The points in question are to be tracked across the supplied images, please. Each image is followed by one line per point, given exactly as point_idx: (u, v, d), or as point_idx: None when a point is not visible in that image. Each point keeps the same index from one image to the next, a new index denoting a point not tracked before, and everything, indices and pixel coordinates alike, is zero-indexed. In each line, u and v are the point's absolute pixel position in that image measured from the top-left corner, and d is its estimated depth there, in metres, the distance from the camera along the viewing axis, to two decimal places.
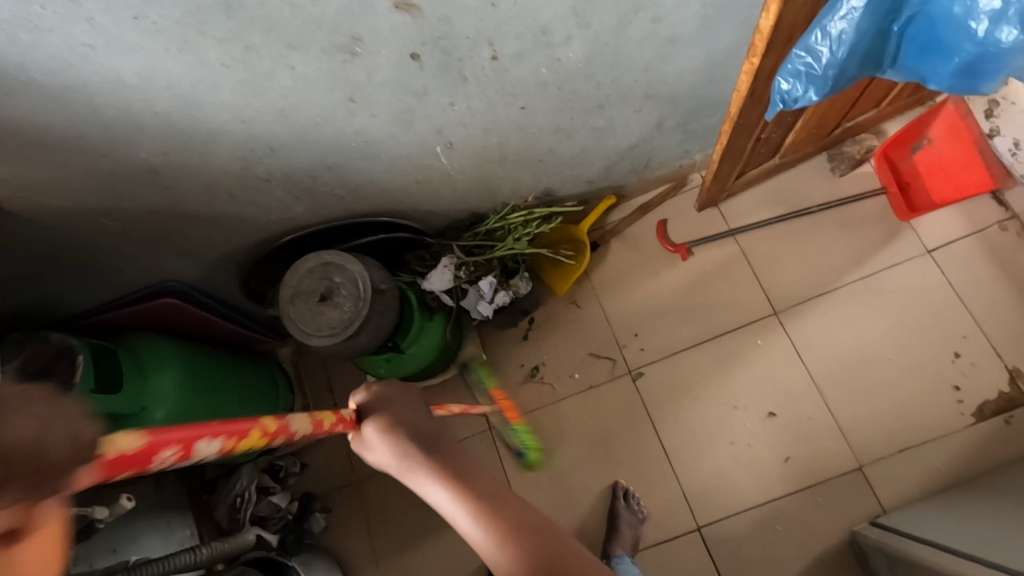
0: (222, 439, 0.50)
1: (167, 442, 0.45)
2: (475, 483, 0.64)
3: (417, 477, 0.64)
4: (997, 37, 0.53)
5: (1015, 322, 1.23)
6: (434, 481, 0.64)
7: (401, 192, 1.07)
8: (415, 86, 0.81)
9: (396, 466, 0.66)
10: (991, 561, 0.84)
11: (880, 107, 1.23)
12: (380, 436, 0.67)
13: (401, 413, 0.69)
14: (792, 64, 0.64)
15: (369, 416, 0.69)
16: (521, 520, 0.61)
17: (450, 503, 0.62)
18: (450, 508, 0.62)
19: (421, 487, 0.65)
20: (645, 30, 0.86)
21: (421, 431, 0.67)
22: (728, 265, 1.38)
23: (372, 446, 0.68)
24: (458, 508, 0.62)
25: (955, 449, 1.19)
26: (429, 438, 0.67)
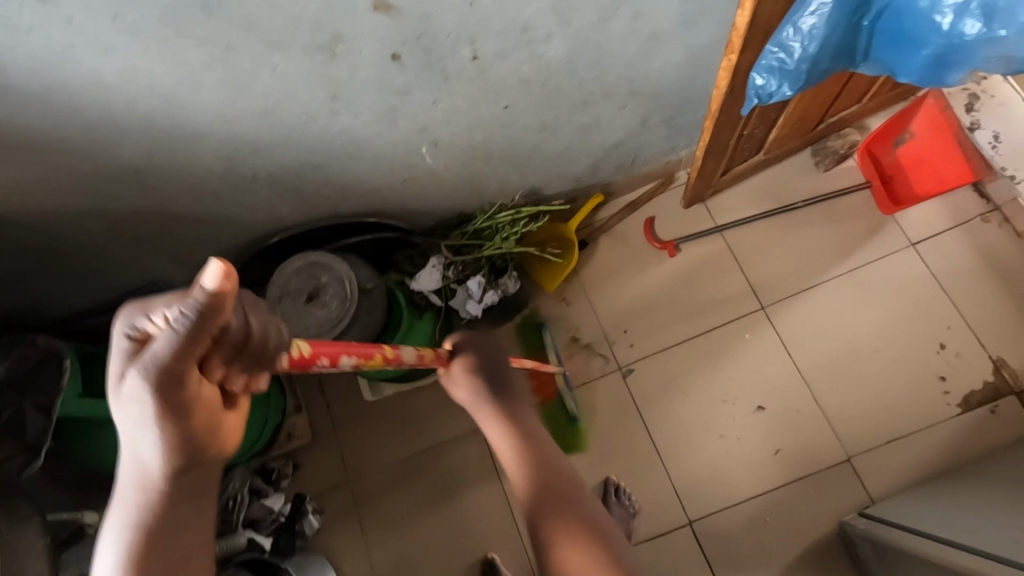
0: (356, 356, 0.61)
1: (322, 352, 0.56)
2: (530, 431, 0.75)
3: (488, 416, 0.76)
4: (961, 29, 0.55)
5: (998, 313, 1.25)
6: (500, 424, 0.75)
7: (388, 192, 1.08)
8: (398, 85, 0.81)
9: (471, 402, 0.77)
10: (978, 549, 0.85)
11: (862, 102, 1.25)
12: (463, 375, 0.77)
13: (484, 358, 0.78)
14: (766, 60, 0.66)
15: (459, 355, 0.78)
16: (565, 481, 0.72)
17: (511, 447, 0.75)
18: (508, 450, 0.75)
19: (486, 424, 0.77)
20: (625, 28, 0.87)
21: (500, 382, 0.77)
22: (716, 261, 1.39)
23: (455, 380, 0.78)
24: (515, 454, 0.74)
25: (941, 438, 1.21)
26: (504, 389, 0.77)
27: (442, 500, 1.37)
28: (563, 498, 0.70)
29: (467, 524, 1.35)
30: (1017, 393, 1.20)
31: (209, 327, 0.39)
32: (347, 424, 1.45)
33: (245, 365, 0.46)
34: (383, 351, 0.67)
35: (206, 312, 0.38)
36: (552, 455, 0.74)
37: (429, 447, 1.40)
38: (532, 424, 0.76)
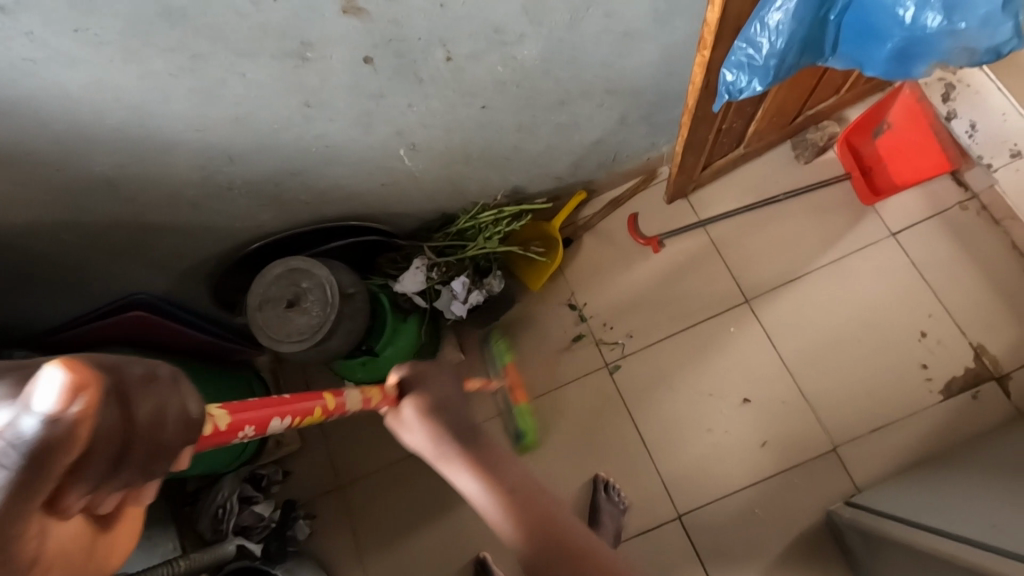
0: (287, 417, 0.62)
1: (246, 421, 0.55)
2: (513, 478, 0.60)
3: (452, 465, 0.61)
4: (923, 23, 0.56)
5: (977, 299, 1.26)
6: (469, 471, 0.61)
7: (367, 196, 1.07)
8: (372, 89, 0.81)
9: (429, 450, 0.63)
10: (961, 536, 0.86)
11: (839, 94, 1.26)
12: (416, 418, 0.65)
13: (435, 391, 0.67)
14: (736, 55, 0.67)
15: (408, 391, 0.68)
16: (565, 532, 0.56)
17: (487, 497, 0.59)
18: (486, 502, 0.59)
19: (454, 475, 0.62)
20: (599, 27, 0.87)
21: (459, 418, 0.65)
22: (700, 256, 1.39)
23: (408, 426, 0.66)
24: (495, 504, 0.59)
25: (924, 426, 1.22)
26: (466, 429, 0.64)
27: (433, 502, 1.37)
28: (566, 544, 0.56)
29: (459, 525, 1.35)
30: (998, 378, 1.22)
31: (45, 451, 0.28)
32: (336, 430, 1.44)
33: (109, 470, 0.33)
34: (323, 404, 0.68)
35: (45, 444, 0.28)
36: (541, 495, 0.60)
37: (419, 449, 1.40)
38: (512, 463, 0.62)
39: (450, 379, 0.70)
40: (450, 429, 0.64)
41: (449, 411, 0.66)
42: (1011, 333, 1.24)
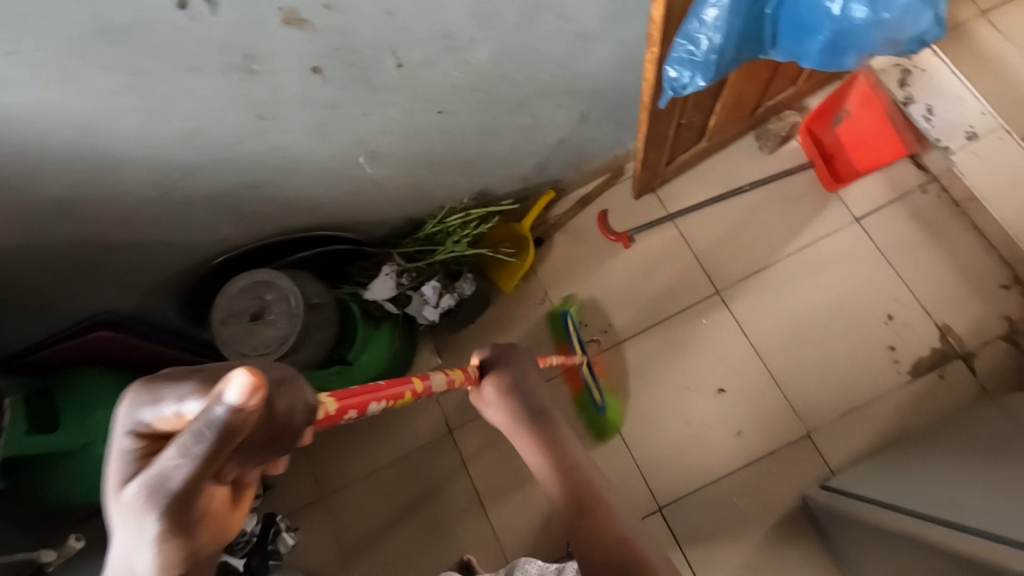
0: (383, 401, 0.65)
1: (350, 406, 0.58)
2: (572, 461, 0.71)
3: (519, 438, 0.74)
4: (850, 15, 0.57)
5: (941, 280, 1.29)
6: (534, 445, 0.73)
7: (332, 205, 1.07)
8: (325, 98, 0.81)
9: (506, 423, 0.77)
10: (928, 514, 0.88)
11: (797, 85, 1.28)
12: (497, 397, 0.77)
13: (512, 372, 0.79)
14: (677, 52, 0.67)
15: (489, 372, 0.79)
16: (608, 509, 0.65)
17: (547, 469, 0.71)
18: (545, 472, 0.71)
19: (523, 447, 0.75)
20: (550, 28, 0.88)
21: (533, 405, 0.76)
22: (670, 249, 1.41)
23: (490, 403, 0.79)
24: (552, 476, 0.70)
25: (895, 406, 1.24)
26: (538, 411, 0.75)
27: (417, 507, 1.37)
28: (601, 513, 0.65)
29: (443, 528, 1.35)
30: (963, 357, 1.24)
31: (230, 437, 0.36)
32: (317, 440, 1.44)
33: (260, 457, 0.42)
34: (412, 388, 0.71)
35: (229, 427, 0.36)
36: (592, 479, 0.69)
37: (400, 455, 1.40)
38: (574, 445, 0.73)
39: (531, 365, 0.81)
40: (522, 406, 0.76)
41: (525, 390, 0.77)
42: (974, 312, 1.26)
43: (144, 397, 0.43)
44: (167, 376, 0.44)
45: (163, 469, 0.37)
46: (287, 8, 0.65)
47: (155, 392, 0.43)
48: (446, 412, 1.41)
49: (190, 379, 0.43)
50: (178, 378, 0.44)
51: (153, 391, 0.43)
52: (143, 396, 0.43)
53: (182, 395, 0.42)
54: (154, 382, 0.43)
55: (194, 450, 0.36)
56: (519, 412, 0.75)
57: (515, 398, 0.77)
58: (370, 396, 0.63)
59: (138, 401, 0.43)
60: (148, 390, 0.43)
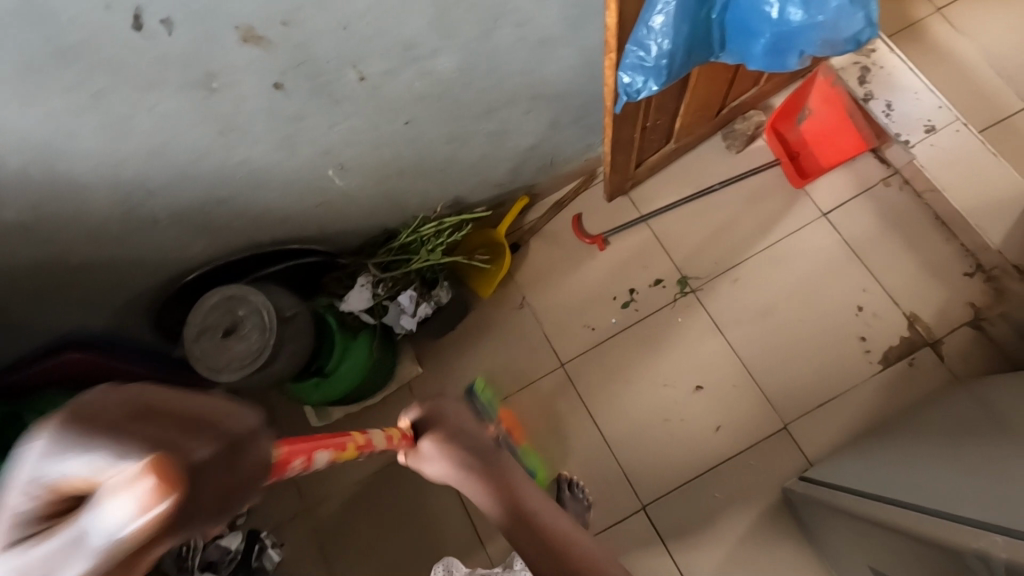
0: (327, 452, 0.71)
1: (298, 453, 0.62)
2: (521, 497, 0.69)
3: (465, 481, 0.73)
4: (788, 18, 0.60)
5: (907, 270, 1.32)
6: (479, 488, 0.71)
7: (304, 217, 1.08)
8: (289, 112, 0.82)
9: (446, 475, 0.75)
10: (899, 500, 0.90)
11: (759, 86, 1.31)
12: (432, 449, 0.76)
13: (447, 423, 0.79)
14: (630, 58, 0.68)
15: (421, 426, 0.80)
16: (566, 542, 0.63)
17: (495, 508, 0.69)
18: (496, 510, 0.69)
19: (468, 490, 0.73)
20: (511, 36, 0.89)
21: (475, 449, 0.75)
22: (644, 250, 1.43)
23: (425, 457, 0.77)
24: (502, 514, 0.68)
25: (867, 395, 1.27)
26: (481, 454, 0.75)
27: (402, 516, 1.37)
28: (557, 542, 0.62)
29: (428, 537, 1.35)
30: (931, 345, 1.27)
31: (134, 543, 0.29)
32: None
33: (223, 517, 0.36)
34: (353, 440, 0.78)
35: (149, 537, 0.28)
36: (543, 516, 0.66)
37: (384, 466, 1.40)
38: (521, 482, 0.73)
39: (462, 411, 0.82)
40: (471, 445, 0.76)
41: (467, 432, 0.78)
42: (941, 301, 1.29)
43: (51, 447, 0.29)
44: (82, 415, 0.31)
45: None
46: (244, 25, 0.66)
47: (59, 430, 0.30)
48: None
49: (111, 429, 0.31)
50: (94, 426, 0.30)
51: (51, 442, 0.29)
52: (38, 445, 0.29)
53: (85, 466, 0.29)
54: (90, 417, 0.31)
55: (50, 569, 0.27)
56: (460, 457, 0.74)
57: (455, 444, 0.76)
58: (316, 446, 0.69)
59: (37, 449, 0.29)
60: (72, 435, 0.30)
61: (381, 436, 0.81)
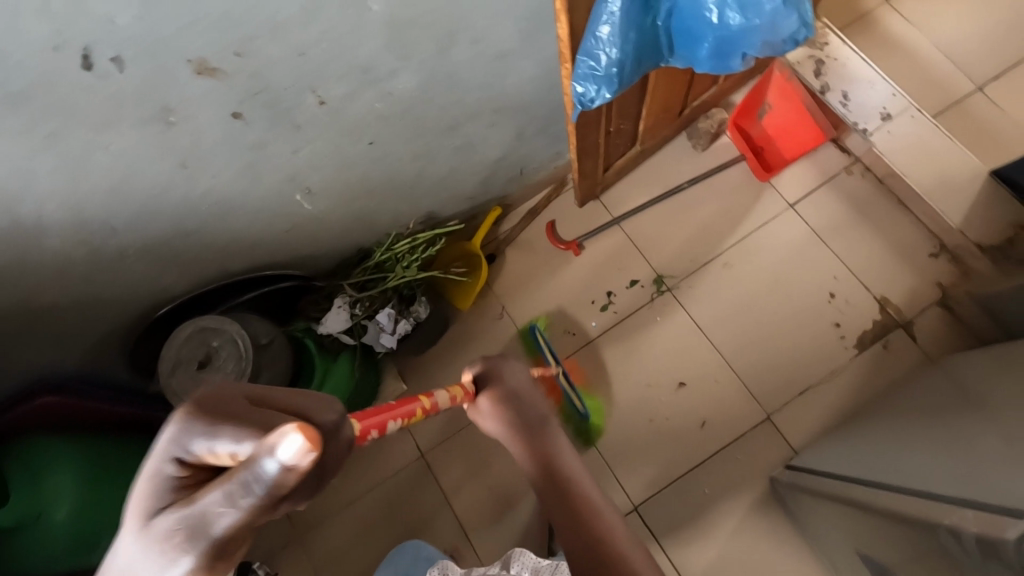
0: (399, 419, 0.74)
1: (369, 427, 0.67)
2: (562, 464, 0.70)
3: (511, 435, 0.75)
4: (727, 22, 0.62)
5: (874, 255, 1.35)
6: (519, 443, 0.74)
7: (274, 243, 1.07)
8: (250, 141, 0.82)
9: (498, 429, 0.77)
10: (881, 483, 0.91)
11: (719, 84, 1.33)
12: (490, 407, 0.78)
13: (503, 382, 0.80)
14: (582, 69, 0.69)
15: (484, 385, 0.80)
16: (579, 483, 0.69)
17: (525, 457, 0.72)
18: (526, 461, 0.72)
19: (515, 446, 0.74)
20: (468, 52, 0.90)
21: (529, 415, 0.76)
22: (619, 252, 1.44)
23: (485, 414, 0.79)
24: (532, 464, 0.71)
25: (846, 380, 1.29)
26: (529, 420, 0.75)
27: (396, 536, 1.36)
28: (575, 493, 0.67)
29: None
30: (903, 326, 1.30)
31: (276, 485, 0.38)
32: None
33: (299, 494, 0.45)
34: (421, 405, 0.78)
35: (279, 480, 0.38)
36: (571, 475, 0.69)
37: (374, 486, 1.39)
38: (563, 450, 0.72)
39: (522, 371, 0.82)
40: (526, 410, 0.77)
41: (524, 401, 0.78)
42: (909, 282, 1.32)
43: (199, 429, 0.45)
44: (217, 407, 0.47)
45: (209, 513, 0.40)
46: (196, 58, 0.66)
47: (211, 422, 0.45)
48: (416, 437, 1.41)
49: (254, 413, 0.47)
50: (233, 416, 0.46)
51: (210, 426, 0.45)
52: (196, 432, 0.45)
53: (237, 434, 0.44)
54: (212, 410, 0.47)
55: (244, 501, 0.39)
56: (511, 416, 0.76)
57: (508, 405, 0.78)
58: (387, 415, 0.72)
59: (185, 433, 0.45)
60: (197, 426, 0.45)
61: (445, 394, 0.81)
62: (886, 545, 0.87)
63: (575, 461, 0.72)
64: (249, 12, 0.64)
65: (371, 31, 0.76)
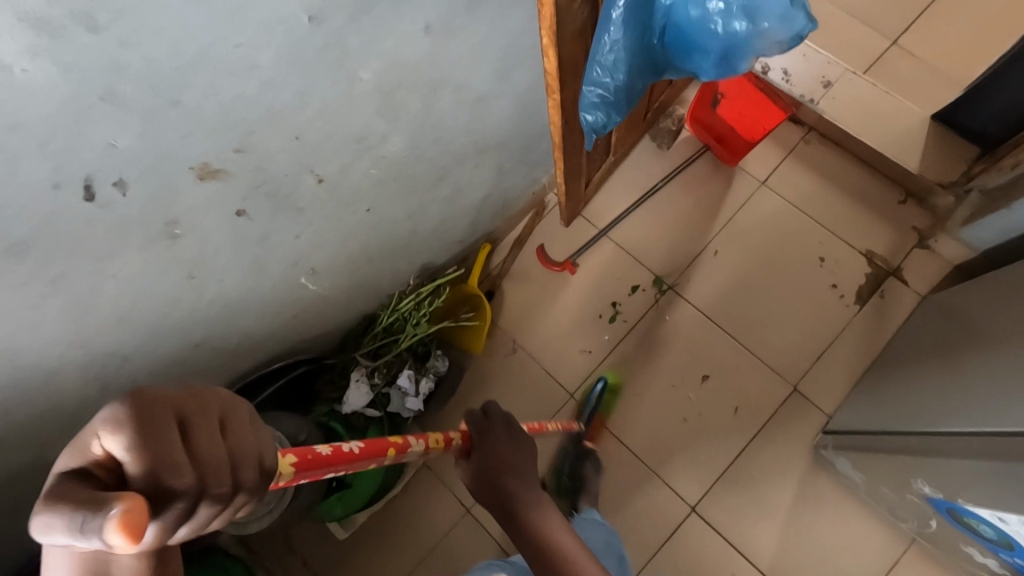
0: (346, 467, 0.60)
1: (302, 476, 0.53)
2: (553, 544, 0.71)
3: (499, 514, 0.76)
4: (733, 30, 0.63)
5: (849, 213, 1.42)
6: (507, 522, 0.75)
7: (281, 331, 1.02)
8: (254, 234, 0.78)
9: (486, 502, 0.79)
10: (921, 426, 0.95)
11: (674, 84, 1.37)
12: (477, 480, 0.81)
13: (494, 454, 0.81)
14: (589, 98, 0.70)
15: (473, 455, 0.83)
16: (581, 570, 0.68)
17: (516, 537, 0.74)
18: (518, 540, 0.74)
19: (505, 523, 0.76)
20: (452, 101, 0.90)
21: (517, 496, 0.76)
22: (613, 263, 1.45)
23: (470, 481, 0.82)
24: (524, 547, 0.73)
25: (856, 336, 1.34)
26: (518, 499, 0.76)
27: None
28: None
29: None
30: (894, 274, 1.36)
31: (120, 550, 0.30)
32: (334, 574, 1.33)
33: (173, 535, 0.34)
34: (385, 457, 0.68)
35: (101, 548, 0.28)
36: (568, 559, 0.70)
37: (425, 556, 1.32)
38: (561, 530, 0.73)
39: (512, 442, 0.84)
40: (515, 482, 0.78)
41: (518, 469, 0.80)
42: (888, 232, 1.39)
43: (110, 425, 0.32)
44: (148, 403, 0.33)
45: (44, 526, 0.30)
46: (200, 164, 0.62)
47: (120, 420, 0.32)
48: (456, 494, 1.36)
49: (174, 428, 0.33)
50: (148, 426, 0.32)
51: (116, 431, 0.32)
52: (107, 431, 0.32)
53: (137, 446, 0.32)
54: (142, 405, 0.33)
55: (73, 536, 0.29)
56: (496, 495, 0.78)
57: (497, 478, 0.79)
58: (337, 462, 0.59)
59: (100, 422, 0.32)
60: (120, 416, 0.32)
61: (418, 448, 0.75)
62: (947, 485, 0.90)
63: (573, 538, 0.73)
64: (246, 105, 0.61)
65: (363, 100, 0.75)
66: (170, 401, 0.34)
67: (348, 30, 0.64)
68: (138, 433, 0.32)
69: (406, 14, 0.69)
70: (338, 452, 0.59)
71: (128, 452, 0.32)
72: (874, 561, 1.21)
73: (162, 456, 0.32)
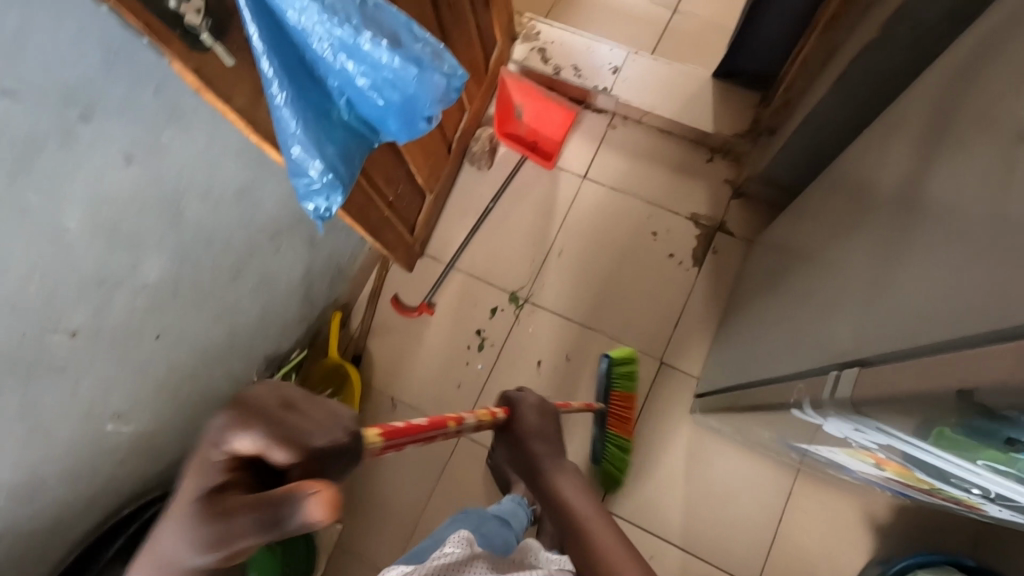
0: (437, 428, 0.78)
1: (418, 425, 0.73)
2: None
3: None
4: (390, 97, 0.66)
5: (668, 181, 1.49)
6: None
7: (108, 481, 0.98)
8: (11, 412, 0.73)
9: None
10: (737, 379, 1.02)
11: (468, 108, 1.41)
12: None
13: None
14: (302, 189, 0.69)
15: None
16: None
17: None
18: None
19: None
20: (204, 206, 0.88)
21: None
22: (467, 292, 1.47)
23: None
24: None
25: (702, 294, 1.41)
26: None
27: None
28: None
29: None
30: (719, 228, 1.44)
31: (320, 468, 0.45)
32: None
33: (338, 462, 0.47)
34: (449, 424, 0.79)
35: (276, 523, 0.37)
36: None
37: None
38: None
39: None
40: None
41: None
42: (705, 191, 1.47)
43: (241, 431, 0.42)
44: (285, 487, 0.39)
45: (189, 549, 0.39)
46: None
47: (243, 421, 0.42)
48: (375, 568, 1.33)
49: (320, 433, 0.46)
50: (272, 424, 0.43)
51: (241, 428, 0.42)
52: (234, 427, 0.42)
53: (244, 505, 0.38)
54: (254, 412, 0.43)
55: (243, 523, 0.38)
56: None
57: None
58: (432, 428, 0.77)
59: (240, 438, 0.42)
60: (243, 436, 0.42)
61: (472, 416, 0.84)
62: (766, 429, 0.96)
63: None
64: None
65: (82, 246, 0.72)
66: (267, 397, 0.45)
67: (16, 189, 0.61)
68: (268, 429, 0.43)
69: (91, 152, 0.67)
70: (439, 423, 0.79)
71: (264, 440, 0.42)
72: (772, 498, 1.27)
73: (273, 432, 0.43)
